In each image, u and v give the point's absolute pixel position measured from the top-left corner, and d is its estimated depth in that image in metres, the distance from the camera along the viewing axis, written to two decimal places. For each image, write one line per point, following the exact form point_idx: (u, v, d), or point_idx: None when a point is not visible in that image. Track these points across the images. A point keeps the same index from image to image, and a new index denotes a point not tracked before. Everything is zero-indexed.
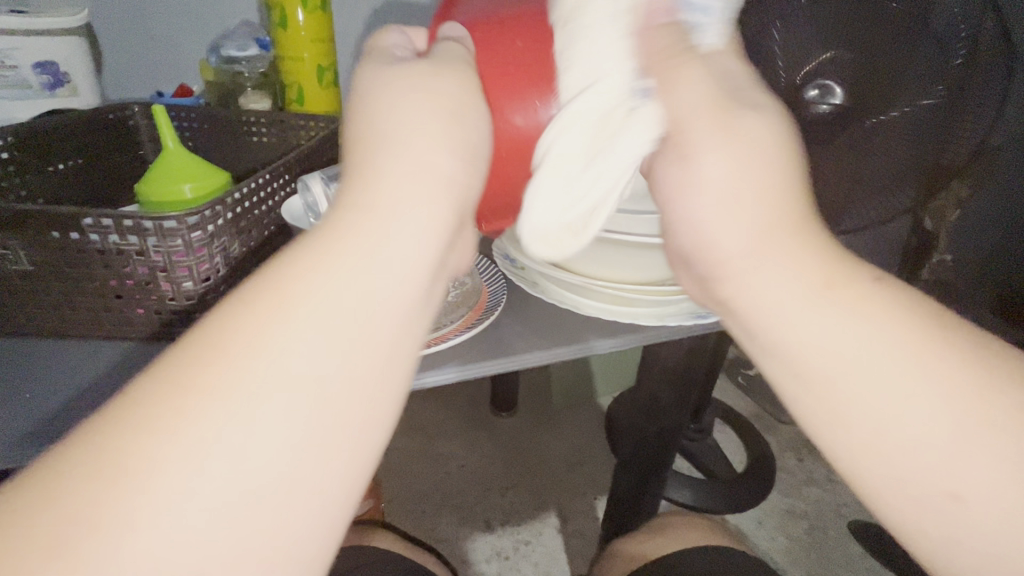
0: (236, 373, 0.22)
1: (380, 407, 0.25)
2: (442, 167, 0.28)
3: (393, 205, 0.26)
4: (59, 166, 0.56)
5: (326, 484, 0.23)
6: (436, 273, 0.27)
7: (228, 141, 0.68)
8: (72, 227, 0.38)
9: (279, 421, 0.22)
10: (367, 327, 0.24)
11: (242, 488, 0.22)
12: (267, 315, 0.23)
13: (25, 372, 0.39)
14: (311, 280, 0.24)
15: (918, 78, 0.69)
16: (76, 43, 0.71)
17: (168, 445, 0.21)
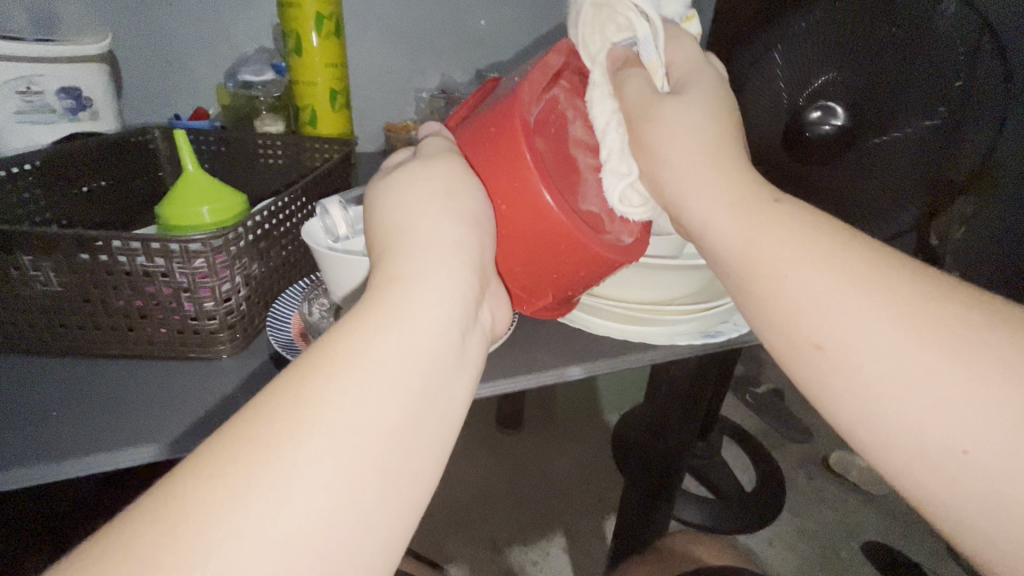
0: (314, 418, 0.26)
1: (432, 443, 0.29)
2: (461, 240, 0.34)
3: (429, 280, 0.31)
4: (83, 188, 0.58)
5: (388, 514, 0.26)
6: (465, 327, 0.32)
7: (244, 164, 0.70)
8: (99, 250, 0.39)
9: (351, 460, 0.25)
10: (415, 379, 0.28)
11: (326, 521, 0.24)
12: (328, 376, 0.27)
13: (46, 390, 0.40)
14: (369, 345, 0.28)
15: (917, 100, 0.68)
16: (98, 69, 0.73)
17: (260, 485, 0.24)
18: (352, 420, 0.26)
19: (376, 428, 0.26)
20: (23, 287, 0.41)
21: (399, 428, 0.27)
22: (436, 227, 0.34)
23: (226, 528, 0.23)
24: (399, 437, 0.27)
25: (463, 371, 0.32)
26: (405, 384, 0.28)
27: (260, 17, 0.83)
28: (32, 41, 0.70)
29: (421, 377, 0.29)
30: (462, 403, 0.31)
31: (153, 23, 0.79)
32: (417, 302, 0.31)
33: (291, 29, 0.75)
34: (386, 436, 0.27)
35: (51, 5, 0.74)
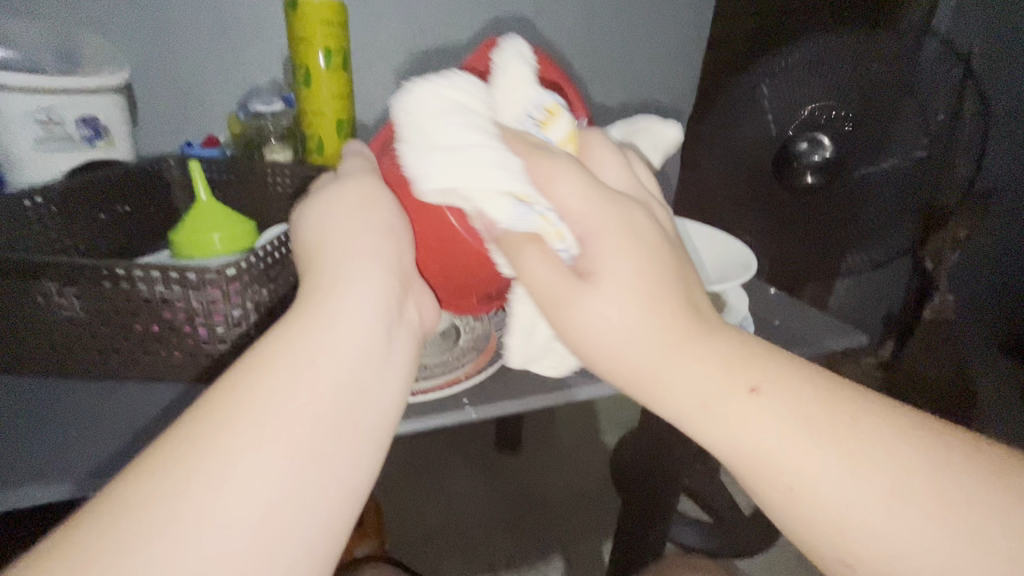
0: (236, 418, 0.26)
1: (360, 434, 0.29)
2: (383, 246, 0.35)
3: (350, 284, 0.32)
4: (99, 215, 0.60)
5: (319, 504, 0.27)
6: (389, 325, 0.33)
7: (252, 193, 0.72)
8: (121, 278, 0.41)
9: (274, 455, 0.26)
10: (336, 374, 0.29)
11: (251, 515, 0.25)
12: (248, 381, 0.28)
13: (68, 411, 0.43)
14: (286, 348, 0.29)
15: (907, 133, 0.75)
16: (112, 99, 0.76)
17: (188, 484, 0.25)
18: (273, 420, 0.27)
19: (297, 422, 0.27)
20: (49, 310, 0.43)
21: (326, 418, 0.28)
22: (358, 237, 0.35)
23: (153, 528, 0.23)
24: (323, 429, 0.28)
25: (392, 365, 0.32)
26: (327, 380, 0.29)
27: (271, 50, 0.87)
28: (54, 73, 0.73)
29: (343, 374, 0.29)
30: (391, 395, 0.32)
31: (169, 56, 0.83)
32: (342, 303, 0.31)
33: (301, 62, 0.78)
34: (310, 429, 0.27)
35: (74, 39, 0.77)
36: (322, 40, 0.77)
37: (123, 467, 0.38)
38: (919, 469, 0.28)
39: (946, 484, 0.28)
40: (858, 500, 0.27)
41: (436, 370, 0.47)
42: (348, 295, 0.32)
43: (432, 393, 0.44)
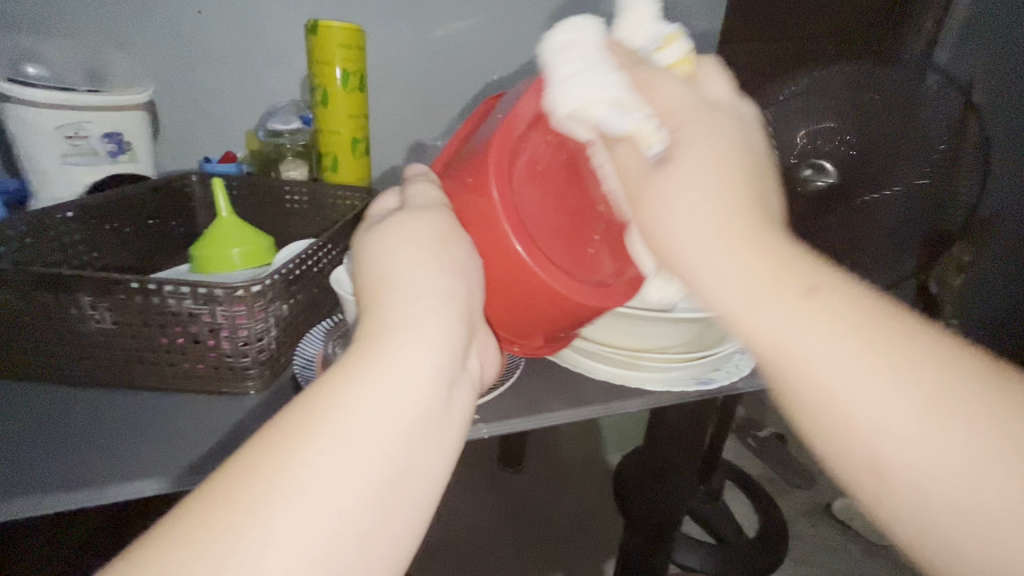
0: (295, 467, 0.25)
1: (427, 484, 0.29)
2: (455, 288, 0.33)
3: (421, 330, 0.30)
4: (124, 229, 0.63)
5: (391, 548, 0.27)
6: (452, 376, 0.31)
7: (270, 208, 0.74)
8: (151, 293, 0.43)
9: (350, 510, 0.26)
10: (407, 430, 0.28)
11: (321, 557, 0.24)
12: (319, 431, 0.26)
13: (94, 418, 0.45)
14: (358, 400, 0.28)
15: (909, 162, 0.76)
16: (138, 115, 0.78)
17: (270, 530, 0.24)
18: (331, 474, 0.26)
19: (373, 476, 0.27)
20: (78, 322, 0.45)
21: (380, 484, 0.27)
22: (437, 272, 0.33)
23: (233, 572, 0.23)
24: (398, 475, 0.27)
25: (456, 411, 0.31)
26: (397, 437, 0.28)
27: (291, 73, 0.91)
28: (83, 91, 0.75)
29: (415, 429, 0.28)
30: (446, 448, 0.30)
31: (193, 77, 0.86)
32: (410, 353, 0.29)
33: (318, 83, 0.81)
34: (381, 481, 0.27)
35: (103, 59, 0.80)
36: (338, 62, 0.79)
37: (146, 475, 0.40)
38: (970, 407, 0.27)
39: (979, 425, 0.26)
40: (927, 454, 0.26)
41: None
42: (413, 342, 0.30)
43: None
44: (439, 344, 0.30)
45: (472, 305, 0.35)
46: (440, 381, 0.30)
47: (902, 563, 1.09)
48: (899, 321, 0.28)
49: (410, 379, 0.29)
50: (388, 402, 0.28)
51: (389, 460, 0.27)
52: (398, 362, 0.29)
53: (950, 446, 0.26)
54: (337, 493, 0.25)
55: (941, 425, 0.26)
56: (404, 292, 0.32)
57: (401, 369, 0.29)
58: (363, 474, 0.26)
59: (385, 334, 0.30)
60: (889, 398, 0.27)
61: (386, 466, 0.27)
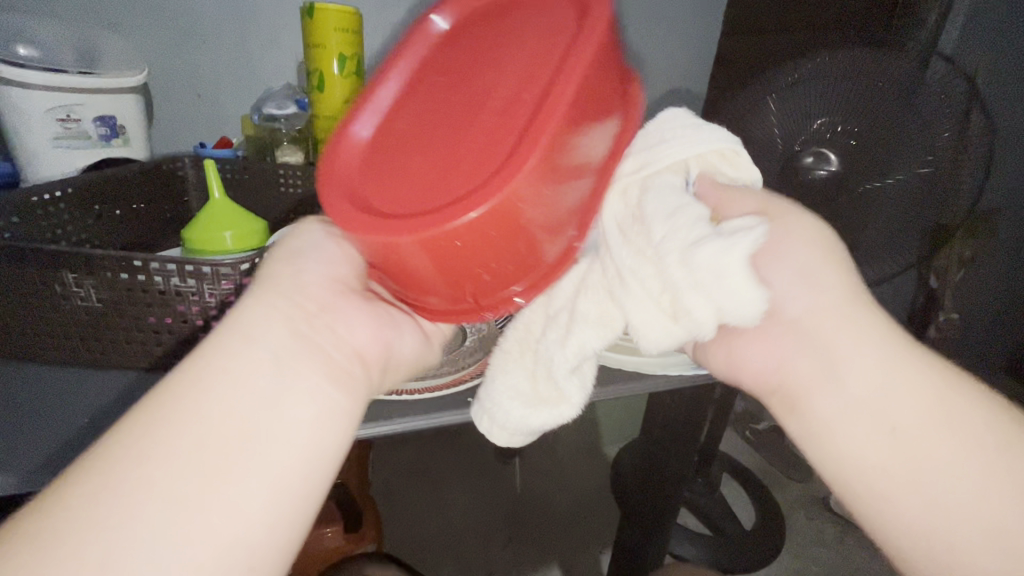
0: (128, 442, 0.29)
1: (272, 439, 0.31)
2: (294, 281, 0.37)
3: (247, 318, 0.34)
4: (117, 211, 0.62)
5: (234, 497, 0.29)
6: (298, 343, 0.35)
7: (264, 192, 0.73)
8: (137, 270, 0.44)
9: (174, 472, 0.28)
10: (236, 395, 0.31)
11: (168, 500, 0.28)
12: (146, 415, 0.30)
13: (83, 397, 0.45)
14: (181, 380, 0.31)
15: (913, 150, 0.74)
16: (132, 98, 0.77)
17: (101, 497, 0.27)
18: (166, 439, 0.29)
19: (198, 439, 0.29)
20: (63, 298, 0.45)
21: (216, 435, 0.30)
22: (273, 273, 0.38)
23: (62, 541, 0.26)
24: (230, 436, 0.30)
25: (304, 370, 0.34)
26: (229, 404, 0.31)
27: (288, 58, 0.89)
28: (76, 71, 0.74)
29: (244, 392, 0.31)
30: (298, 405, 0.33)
31: (187, 60, 0.85)
32: (252, 328, 0.34)
33: (315, 68, 0.79)
34: (212, 443, 0.29)
35: (95, 39, 0.79)
36: (332, 45, 0.78)
37: None
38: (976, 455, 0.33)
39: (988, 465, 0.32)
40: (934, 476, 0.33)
41: (443, 368, 0.49)
42: (254, 322, 0.34)
43: (439, 390, 0.46)
44: (277, 320, 0.35)
45: (317, 288, 0.38)
46: (288, 346, 0.34)
47: None
48: (934, 367, 0.35)
49: (248, 349, 0.33)
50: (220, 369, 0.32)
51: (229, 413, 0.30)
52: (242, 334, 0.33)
53: (958, 476, 0.33)
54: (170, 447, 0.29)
55: (922, 463, 0.33)
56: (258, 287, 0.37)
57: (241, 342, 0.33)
58: (197, 428, 0.29)
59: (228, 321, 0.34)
60: (923, 436, 0.33)
61: (225, 417, 0.30)
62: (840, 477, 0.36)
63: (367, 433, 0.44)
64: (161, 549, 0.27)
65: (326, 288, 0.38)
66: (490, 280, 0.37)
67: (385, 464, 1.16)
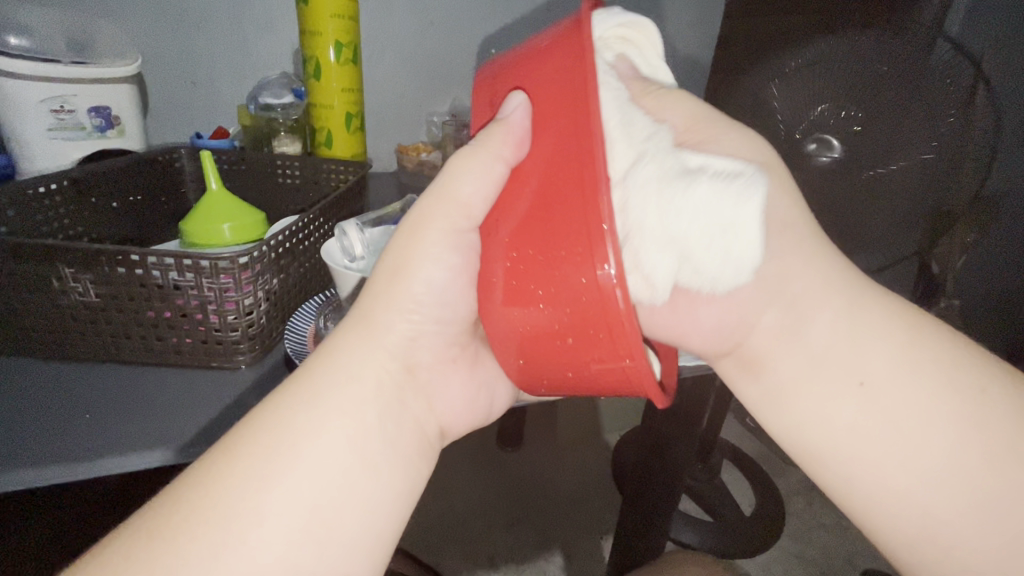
0: (241, 485, 0.31)
1: (375, 496, 0.33)
2: (403, 340, 0.37)
3: (354, 367, 0.35)
4: (113, 204, 0.61)
5: (340, 540, 0.31)
6: (399, 406, 0.36)
7: (260, 182, 0.73)
8: (134, 264, 0.44)
9: (296, 507, 0.31)
10: (347, 453, 0.33)
11: (287, 541, 0.30)
12: (258, 444, 0.32)
13: (81, 391, 0.44)
14: (286, 424, 0.33)
15: (916, 135, 0.73)
16: (127, 88, 0.76)
17: (217, 536, 0.29)
18: (278, 488, 0.31)
19: (306, 492, 0.31)
20: (62, 294, 0.45)
21: (332, 490, 0.32)
22: (370, 315, 0.37)
23: (187, 561, 0.28)
24: (336, 492, 0.32)
25: (403, 435, 0.36)
26: (329, 457, 0.32)
27: (284, 45, 0.88)
28: (69, 61, 0.73)
29: (354, 448, 0.33)
30: (399, 477, 0.35)
31: (183, 50, 0.84)
32: (351, 390, 0.34)
33: (311, 55, 0.78)
34: (319, 497, 0.31)
35: (88, 28, 0.77)
36: (329, 32, 0.77)
37: (130, 448, 0.39)
38: (942, 415, 0.31)
39: (963, 430, 0.31)
40: (901, 467, 0.31)
41: None
42: (355, 378, 0.35)
43: None
44: (379, 381, 0.35)
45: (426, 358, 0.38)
46: (386, 408, 0.35)
47: None
48: (882, 300, 0.34)
49: (356, 405, 0.34)
50: (324, 424, 0.33)
51: (339, 470, 0.32)
52: (337, 388, 0.34)
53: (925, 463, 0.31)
54: (287, 496, 0.31)
55: (911, 440, 0.31)
56: (362, 324, 0.36)
57: (341, 396, 0.34)
58: (313, 482, 0.32)
59: (328, 369, 0.35)
60: (889, 416, 0.32)
61: (335, 474, 0.32)
62: (799, 449, 0.34)
63: None
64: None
65: (437, 347, 0.39)
66: (567, 290, 0.29)
67: None
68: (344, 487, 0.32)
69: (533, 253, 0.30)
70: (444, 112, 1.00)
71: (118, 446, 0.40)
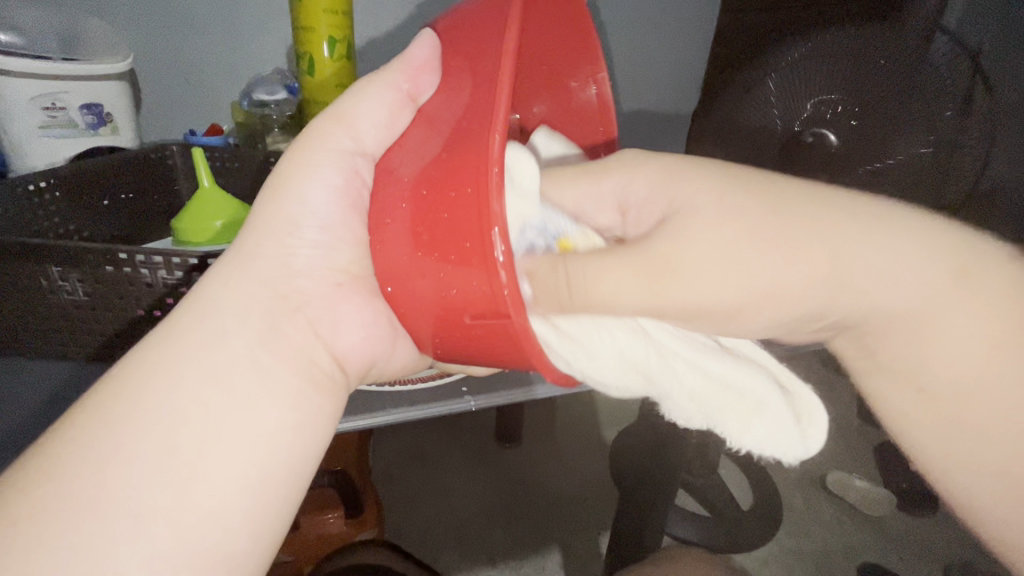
0: (104, 413, 0.32)
1: (236, 429, 0.33)
2: (279, 274, 0.38)
3: (223, 301, 0.36)
4: (104, 203, 0.61)
5: (192, 471, 0.31)
6: (271, 341, 0.36)
7: (254, 179, 0.72)
8: (122, 263, 0.43)
9: (146, 433, 0.31)
10: (212, 383, 0.33)
11: (130, 465, 0.30)
12: (130, 377, 0.33)
13: (73, 392, 0.45)
14: (155, 355, 0.34)
15: (915, 130, 0.72)
16: (118, 85, 0.75)
17: (82, 466, 0.30)
18: (134, 415, 0.32)
19: (164, 421, 0.32)
20: (51, 293, 0.44)
21: (186, 420, 0.32)
22: (251, 245, 0.38)
23: (41, 486, 0.30)
24: (200, 422, 0.32)
25: (280, 367, 0.36)
26: (190, 385, 0.33)
27: (277, 42, 0.87)
28: (60, 58, 0.72)
29: (218, 377, 0.34)
30: (271, 412, 0.35)
31: (176, 48, 0.83)
32: (218, 321, 0.35)
33: (305, 51, 0.78)
34: (178, 428, 0.32)
35: (79, 26, 0.77)
36: (323, 28, 0.76)
37: None
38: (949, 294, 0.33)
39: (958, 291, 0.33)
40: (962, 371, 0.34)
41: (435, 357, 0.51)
42: (220, 311, 0.36)
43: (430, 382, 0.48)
44: (247, 315, 0.36)
45: (305, 296, 0.39)
46: (255, 344, 0.36)
47: (895, 535, 1.07)
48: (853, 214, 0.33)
49: (219, 338, 0.35)
50: (188, 354, 0.34)
51: (193, 401, 0.33)
52: (210, 319, 0.35)
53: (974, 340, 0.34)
54: (138, 427, 0.31)
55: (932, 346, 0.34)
56: (244, 258, 0.38)
57: (210, 328, 0.35)
58: (161, 410, 0.32)
59: (203, 305, 0.36)
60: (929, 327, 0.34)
61: (190, 404, 0.32)
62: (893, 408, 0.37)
63: (369, 421, 0.46)
64: (129, 531, 0.29)
65: (317, 279, 0.39)
66: (466, 217, 0.29)
67: (385, 450, 1.16)
68: (201, 419, 0.32)
69: (427, 192, 0.32)
70: None
71: None
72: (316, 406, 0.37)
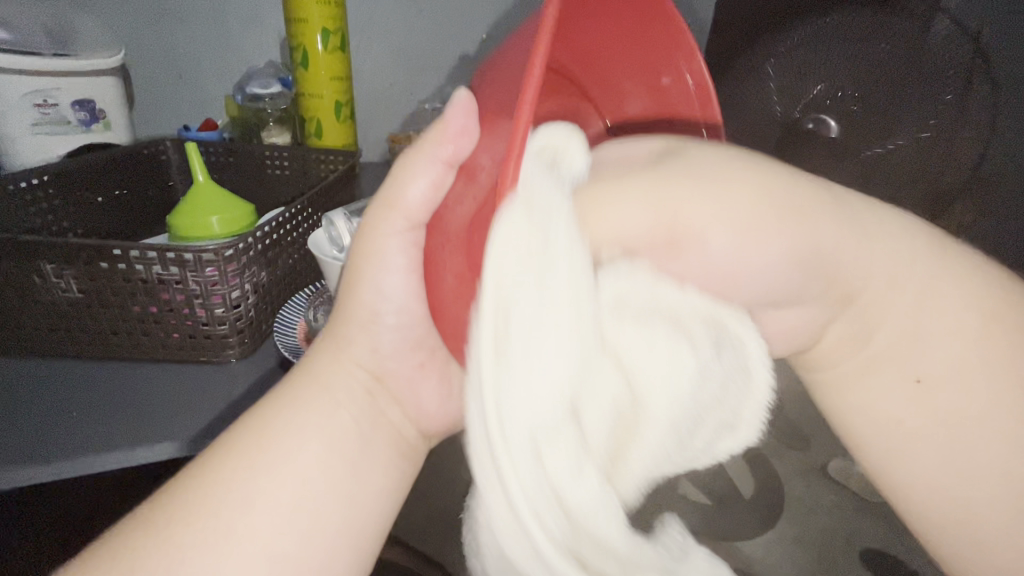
0: (225, 492, 0.32)
1: (347, 503, 0.35)
2: (368, 351, 0.39)
3: (325, 377, 0.38)
4: (97, 200, 0.60)
5: (307, 543, 0.33)
6: (367, 411, 0.38)
7: (251, 173, 0.72)
8: (117, 259, 0.43)
9: (276, 512, 0.32)
10: (328, 452, 0.35)
11: (265, 541, 0.32)
12: (239, 452, 0.34)
13: (86, 389, 0.44)
14: (266, 428, 0.35)
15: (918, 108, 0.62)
16: (109, 81, 0.74)
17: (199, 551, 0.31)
18: (260, 497, 0.32)
19: (282, 499, 0.33)
20: (44, 290, 0.44)
21: (304, 492, 0.33)
22: (338, 332, 0.39)
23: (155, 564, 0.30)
24: (316, 494, 0.34)
25: (378, 437, 0.38)
26: (296, 461, 0.34)
27: (269, 34, 0.85)
28: (50, 54, 0.71)
29: (331, 447, 0.35)
30: (377, 475, 0.37)
31: (169, 43, 0.83)
32: (314, 397, 0.36)
33: (296, 42, 0.76)
34: (302, 503, 0.33)
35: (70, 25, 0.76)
36: (315, 19, 0.75)
37: (162, 438, 0.40)
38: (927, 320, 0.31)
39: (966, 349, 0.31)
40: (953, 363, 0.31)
41: None
42: (319, 385, 0.37)
43: None
44: (341, 389, 0.37)
45: (386, 365, 0.40)
46: (354, 417, 0.37)
47: None
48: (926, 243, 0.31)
49: (322, 408, 0.36)
50: (299, 427, 0.35)
51: (306, 475, 0.34)
52: (311, 395, 0.37)
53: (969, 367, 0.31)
54: (262, 499, 0.32)
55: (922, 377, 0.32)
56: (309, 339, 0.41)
57: (310, 403, 0.36)
58: (287, 488, 0.33)
59: (301, 377, 0.37)
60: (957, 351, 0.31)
61: (306, 480, 0.34)
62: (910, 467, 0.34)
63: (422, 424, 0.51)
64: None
65: (399, 359, 0.41)
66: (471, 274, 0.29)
67: None
68: (317, 490, 0.34)
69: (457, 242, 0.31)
70: (434, 101, 0.96)
71: (132, 442, 0.40)
72: (405, 466, 0.39)
